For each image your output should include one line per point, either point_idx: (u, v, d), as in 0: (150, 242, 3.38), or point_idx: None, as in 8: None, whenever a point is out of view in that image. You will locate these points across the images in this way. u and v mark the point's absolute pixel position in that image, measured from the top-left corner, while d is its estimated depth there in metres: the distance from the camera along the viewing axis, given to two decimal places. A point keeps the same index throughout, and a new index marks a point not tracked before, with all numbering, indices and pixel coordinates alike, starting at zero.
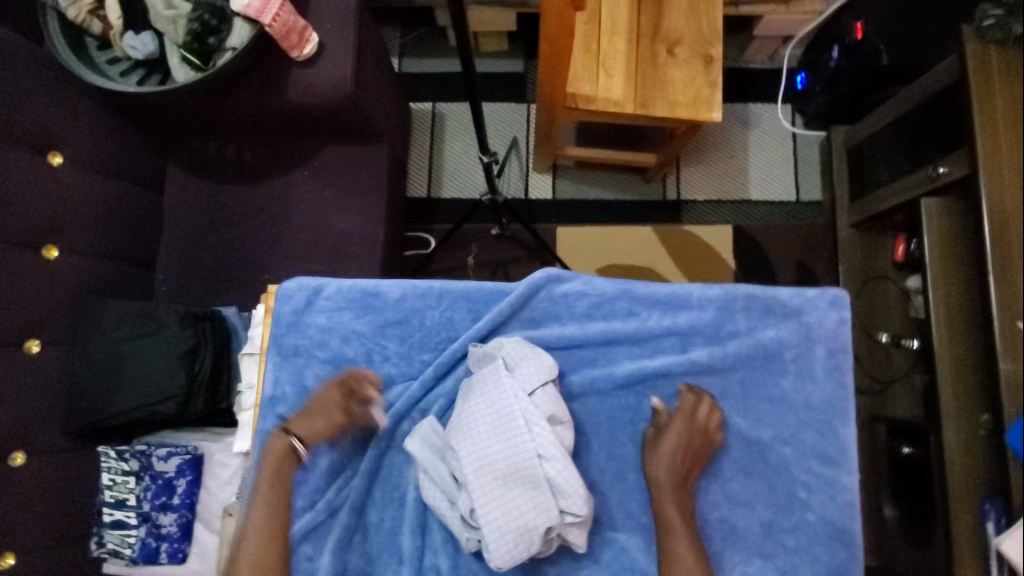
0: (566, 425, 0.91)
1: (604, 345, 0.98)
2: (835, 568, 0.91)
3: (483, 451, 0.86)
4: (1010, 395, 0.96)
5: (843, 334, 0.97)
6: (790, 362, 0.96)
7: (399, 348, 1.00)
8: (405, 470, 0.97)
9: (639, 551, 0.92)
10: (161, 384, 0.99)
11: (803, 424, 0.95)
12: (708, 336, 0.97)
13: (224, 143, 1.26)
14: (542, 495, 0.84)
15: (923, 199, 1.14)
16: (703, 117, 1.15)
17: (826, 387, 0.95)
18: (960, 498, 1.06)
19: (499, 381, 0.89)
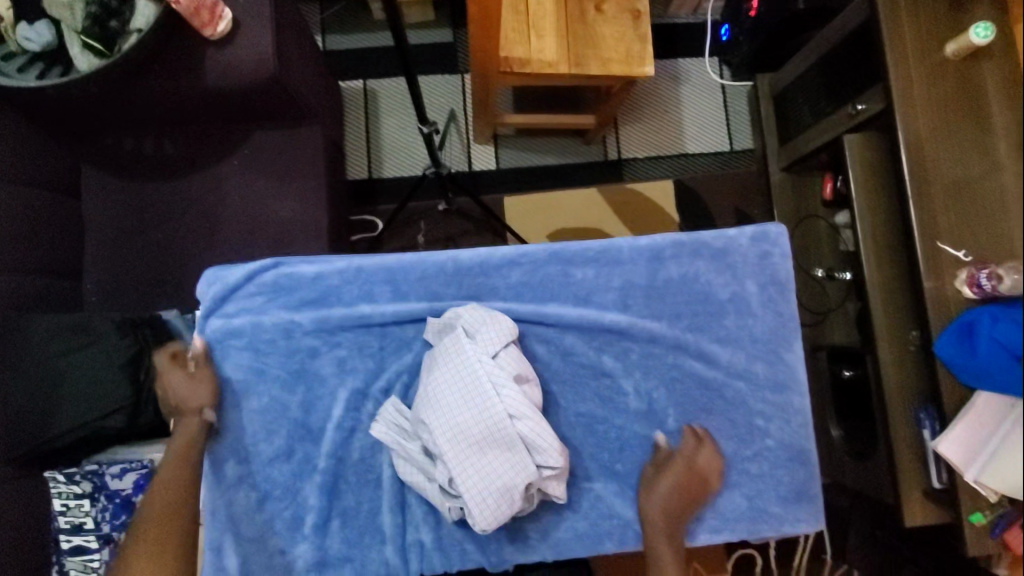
0: (532, 382, 0.92)
1: (548, 307, 0.98)
2: (794, 486, 0.98)
3: (454, 420, 0.86)
4: (933, 310, 1.05)
5: (771, 266, 1.01)
6: (729, 302, 1.00)
7: (319, 329, 0.97)
8: (376, 454, 0.96)
9: (615, 496, 0.96)
10: (107, 396, 0.94)
11: (754, 357, 1.00)
12: (646, 289, 0.99)
13: (141, 137, 1.17)
14: (518, 454, 0.86)
15: (846, 136, 1.20)
16: (637, 73, 1.16)
17: (768, 320, 1.00)
18: (896, 409, 1.16)
19: (461, 350, 0.89)
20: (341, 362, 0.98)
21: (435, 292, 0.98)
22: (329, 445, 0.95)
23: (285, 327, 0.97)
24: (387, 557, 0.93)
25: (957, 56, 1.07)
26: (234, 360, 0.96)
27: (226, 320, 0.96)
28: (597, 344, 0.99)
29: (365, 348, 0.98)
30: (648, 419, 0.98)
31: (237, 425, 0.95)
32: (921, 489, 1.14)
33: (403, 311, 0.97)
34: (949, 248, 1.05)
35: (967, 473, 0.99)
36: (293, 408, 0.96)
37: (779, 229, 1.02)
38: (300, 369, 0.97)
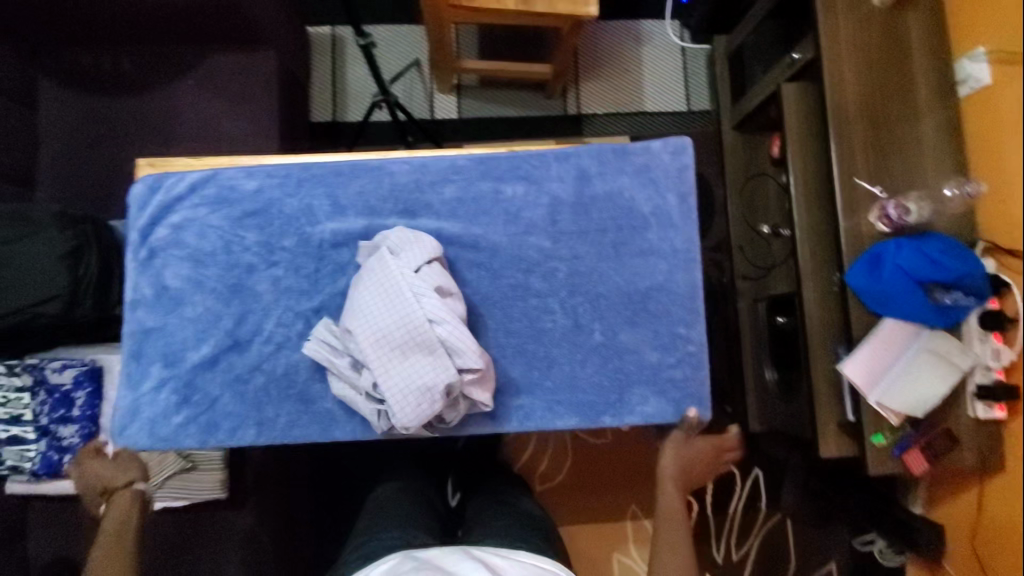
0: (455, 297, 0.94)
1: (478, 226, 1.03)
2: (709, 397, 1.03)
3: (377, 325, 0.88)
4: (849, 242, 1.09)
5: (687, 178, 1.07)
6: (651, 216, 1.05)
7: (258, 239, 1.03)
8: (298, 350, 1.01)
9: (545, 409, 1.00)
10: (43, 284, 0.97)
11: (673, 269, 1.04)
12: (573, 205, 1.05)
13: (100, 54, 1.20)
14: (438, 356, 0.87)
15: (784, 84, 1.25)
16: (582, 12, 1.21)
17: (686, 231, 1.05)
18: (818, 344, 1.20)
19: (384, 264, 0.92)
20: (278, 280, 1.02)
21: (374, 209, 1.03)
22: (256, 354, 1.00)
23: (227, 240, 1.03)
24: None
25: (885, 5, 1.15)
26: (174, 267, 1.03)
27: (172, 227, 1.03)
28: (523, 258, 1.03)
29: (301, 269, 1.03)
30: (575, 333, 1.02)
31: (168, 329, 1.01)
32: (838, 423, 1.18)
33: (340, 227, 1.02)
34: (865, 183, 1.10)
35: (871, 396, 1.05)
36: (226, 318, 1.01)
37: (685, 141, 1.06)
38: (236, 282, 1.02)
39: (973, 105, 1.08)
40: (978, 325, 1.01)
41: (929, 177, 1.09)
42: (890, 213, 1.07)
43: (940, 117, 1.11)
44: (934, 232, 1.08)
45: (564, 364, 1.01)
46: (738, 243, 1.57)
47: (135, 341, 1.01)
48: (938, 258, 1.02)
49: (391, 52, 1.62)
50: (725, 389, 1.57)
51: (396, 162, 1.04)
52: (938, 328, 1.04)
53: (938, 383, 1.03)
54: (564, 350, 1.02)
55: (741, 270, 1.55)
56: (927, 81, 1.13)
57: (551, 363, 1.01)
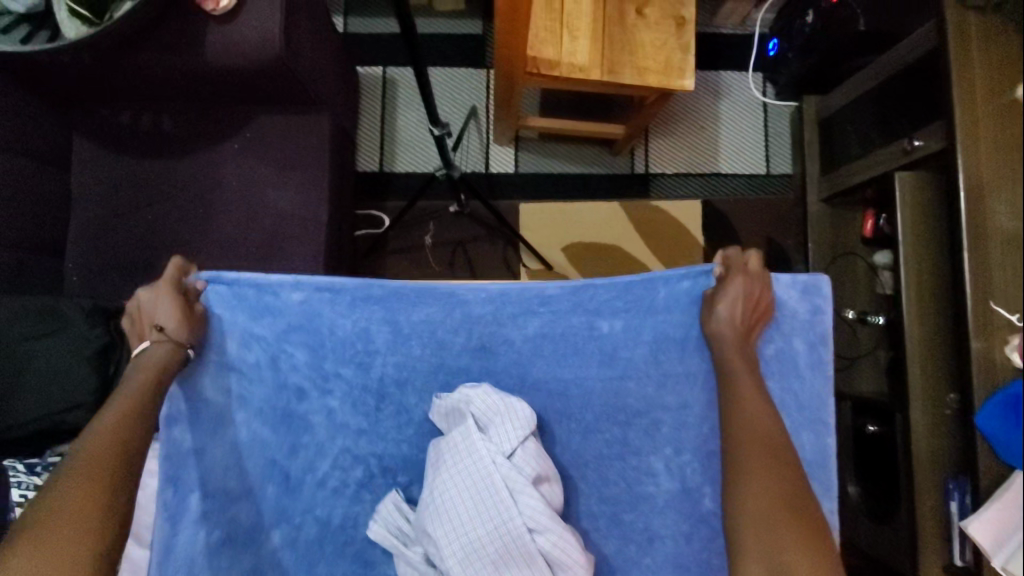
0: (551, 482, 0.87)
1: (567, 369, 0.94)
2: None
3: (468, 532, 0.82)
4: (980, 375, 0.95)
5: (820, 323, 0.93)
6: (772, 358, 0.92)
7: (308, 359, 0.93)
8: (354, 501, 0.94)
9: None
10: (67, 390, 0.87)
11: (799, 426, 0.91)
12: (680, 342, 0.92)
13: (138, 112, 1.10)
14: (536, 570, 0.81)
15: (899, 172, 1.09)
16: (675, 85, 1.06)
17: (813, 382, 0.92)
18: (926, 477, 1.06)
19: (474, 451, 0.84)
20: (332, 414, 0.94)
21: (444, 342, 0.94)
22: (303, 493, 0.92)
23: (274, 355, 0.92)
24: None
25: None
26: (225, 383, 0.90)
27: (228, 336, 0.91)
28: (617, 406, 0.93)
29: (360, 403, 0.94)
30: (682, 500, 0.90)
31: (204, 458, 0.88)
32: (943, 566, 1.05)
33: (405, 361, 0.94)
34: (1004, 308, 0.95)
35: (997, 559, 0.90)
36: (274, 448, 0.92)
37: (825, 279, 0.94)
38: (286, 410, 0.92)
39: None
40: None
41: None
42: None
43: None
44: None
45: (667, 540, 0.90)
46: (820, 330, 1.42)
47: (170, 464, 0.87)
48: None
49: (446, 98, 1.48)
50: None
51: (470, 290, 0.93)
52: None
53: None
54: (668, 520, 0.91)
55: None
56: None
57: (652, 540, 0.91)
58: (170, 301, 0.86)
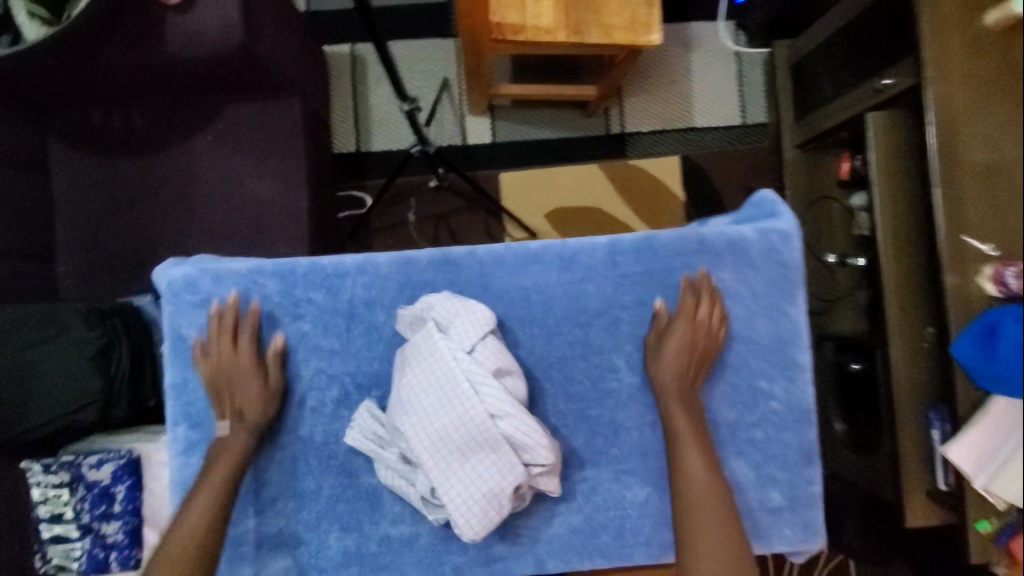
0: (515, 374, 0.74)
1: (525, 276, 0.79)
2: (806, 452, 0.81)
3: (432, 425, 0.70)
4: (956, 306, 0.97)
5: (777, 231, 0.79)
6: (725, 252, 0.79)
7: (280, 288, 0.78)
8: (333, 419, 0.78)
9: (612, 480, 0.79)
10: (75, 391, 0.89)
11: (754, 314, 0.80)
12: (635, 242, 0.79)
13: (110, 110, 1.08)
14: (505, 456, 0.69)
15: (869, 113, 1.11)
16: (643, 41, 1.06)
17: (769, 272, 0.79)
18: (907, 408, 1.10)
19: (434, 348, 0.71)
20: (305, 337, 0.78)
21: (411, 258, 0.79)
22: (285, 421, 0.78)
23: (247, 287, 0.78)
24: (347, 545, 0.77)
25: (997, 27, 0.95)
26: (189, 318, 0.78)
27: (173, 279, 0.78)
28: (580, 308, 0.80)
29: (331, 326, 0.78)
30: (643, 393, 0.80)
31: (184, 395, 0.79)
32: (926, 491, 1.09)
33: (376, 280, 0.78)
34: (975, 240, 0.96)
35: (977, 479, 0.94)
36: (251, 378, 0.79)
37: (774, 193, 0.83)
38: (260, 340, 0.78)
39: None
40: None
41: None
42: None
43: None
44: None
45: (631, 429, 0.80)
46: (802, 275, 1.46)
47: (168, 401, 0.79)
48: None
49: (417, 71, 1.46)
50: None
51: None
52: None
53: None
54: (632, 413, 0.80)
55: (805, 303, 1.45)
56: None
57: (617, 430, 0.80)
58: (244, 375, 0.75)
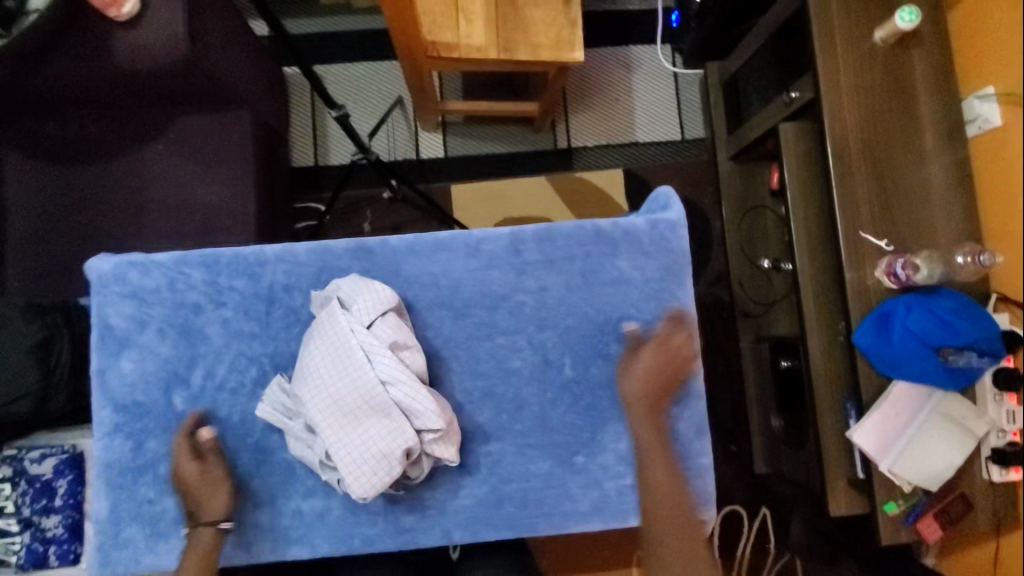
0: (414, 349, 0.80)
1: (436, 263, 0.85)
2: (699, 425, 0.85)
3: (330, 392, 0.75)
4: (856, 298, 1.04)
5: (664, 218, 0.87)
6: (620, 240, 0.86)
7: (205, 276, 0.84)
8: (251, 398, 0.83)
9: (518, 454, 0.84)
10: (12, 383, 0.93)
11: (647, 297, 0.86)
12: (537, 232, 0.86)
13: (64, 122, 1.14)
14: (394, 420, 0.74)
15: (782, 125, 1.19)
16: (567, 58, 1.15)
17: (659, 258, 0.87)
18: (826, 400, 1.14)
19: (335, 322, 0.77)
20: (227, 322, 0.84)
21: (326, 247, 0.85)
22: (206, 402, 0.83)
23: (172, 276, 0.84)
24: (260, 520, 0.81)
25: (886, 42, 1.07)
26: (115, 305, 0.83)
27: (102, 271, 0.82)
28: (487, 293, 0.85)
29: (252, 310, 0.84)
30: (544, 370, 0.85)
31: (108, 374, 0.82)
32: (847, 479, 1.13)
33: (295, 268, 0.84)
34: (871, 236, 1.05)
35: (883, 463, 0.98)
36: (173, 361, 0.83)
37: (668, 189, 0.90)
38: (184, 325, 0.83)
39: (982, 149, 1.05)
40: (992, 385, 0.98)
41: (937, 228, 1.05)
42: (980, 258, 0.95)
43: (945, 161, 1.07)
44: (945, 287, 1.02)
45: (535, 404, 0.84)
46: (739, 279, 1.51)
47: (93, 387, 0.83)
48: (950, 319, 0.98)
49: (371, 90, 1.54)
50: (728, 428, 1.52)
51: None
52: (950, 390, 0.99)
53: (954, 451, 0.97)
54: (535, 391, 0.85)
55: (742, 307, 1.50)
56: (934, 125, 1.08)
57: (521, 405, 0.84)
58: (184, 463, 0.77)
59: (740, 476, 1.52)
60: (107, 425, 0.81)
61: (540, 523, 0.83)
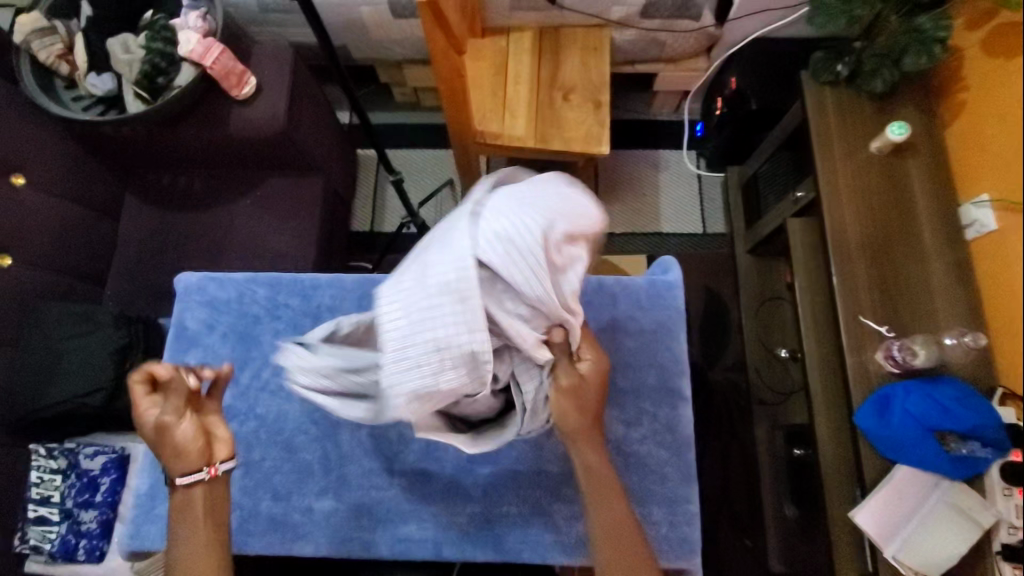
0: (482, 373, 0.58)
1: None
2: (686, 472, 0.92)
3: (426, 272, 0.58)
4: (857, 380, 1.08)
5: (659, 279, 1.01)
6: (620, 293, 1.00)
7: (267, 294, 1.03)
8: (286, 400, 0.97)
9: (512, 480, 0.91)
10: (90, 378, 1.08)
11: (641, 348, 0.97)
12: None
13: (177, 176, 1.39)
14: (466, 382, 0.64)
15: (791, 221, 1.31)
16: (594, 151, 1.33)
17: (655, 312, 0.99)
18: (835, 487, 1.13)
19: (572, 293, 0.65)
20: (279, 334, 1.01)
21: (368, 280, 1.04)
22: (248, 399, 0.97)
23: (242, 292, 1.03)
24: (274, 511, 0.92)
25: (881, 152, 1.20)
26: (192, 311, 1.02)
27: (189, 282, 1.03)
28: None
29: (300, 325, 1.02)
30: None
31: (177, 367, 1.00)
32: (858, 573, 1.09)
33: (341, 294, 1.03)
34: (871, 321, 1.11)
35: (887, 550, 0.99)
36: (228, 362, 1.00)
37: (667, 257, 1.05)
38: (244, 332, 1.02)
39: (982, 249, 1.10)
40: (1000, 478, 0.97)
41: (939, 319, 1.10)
42: (965, 338, 1.04)
43: (946, 259, 1.13)
44: (947, 375, 1.06)
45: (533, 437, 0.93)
46: (755, 365, 1.55)
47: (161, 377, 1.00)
48: (951, 406, 0.99)
49: (427, 172, 1.78)
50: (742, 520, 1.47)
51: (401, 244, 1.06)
52: (956, 481, 0.99)
53: (958, 542, 0.96)
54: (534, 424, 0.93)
55: (759, 394, 1.53)
56: (932, 225, 1.16)
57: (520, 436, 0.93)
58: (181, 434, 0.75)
59: None
60: None
61: (524, 551, 0.90)
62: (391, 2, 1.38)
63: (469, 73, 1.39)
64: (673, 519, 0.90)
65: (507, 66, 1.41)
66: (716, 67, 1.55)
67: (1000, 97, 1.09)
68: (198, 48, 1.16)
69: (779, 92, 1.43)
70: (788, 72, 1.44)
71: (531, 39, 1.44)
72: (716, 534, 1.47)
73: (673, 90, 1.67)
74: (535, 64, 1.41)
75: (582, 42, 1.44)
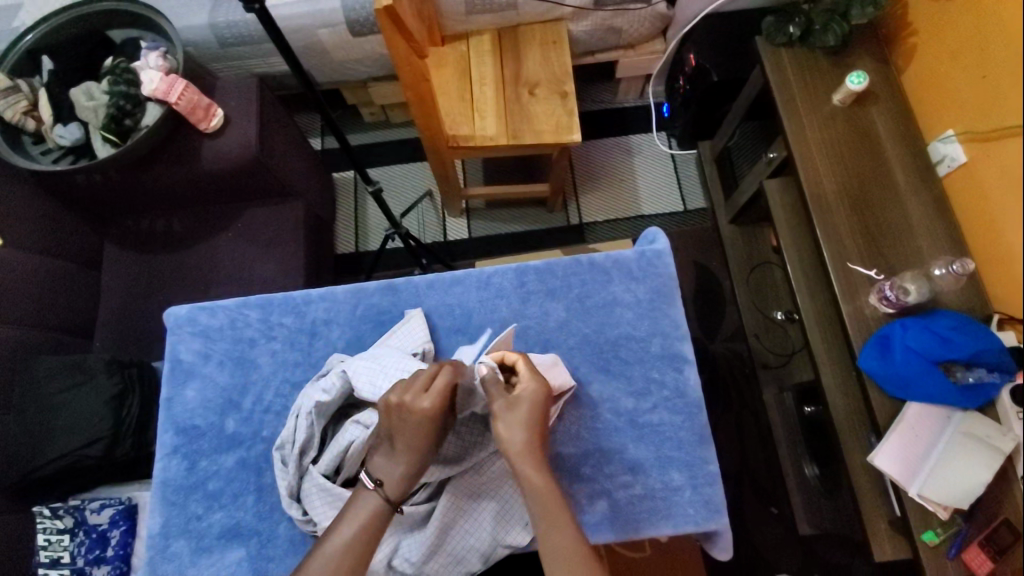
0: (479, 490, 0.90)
1: (453, 296, 1.04)
2: (700, 433, 0.96)
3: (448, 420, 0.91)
4: (856, 325, 1.10)
5: (649, 251, 1.05)
6: (613, 269, 1.04)
7: (260, 316, 1.03)
8: None
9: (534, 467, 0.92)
10: (90, 428, 1.06)
11: (640, 317, 1.02)
12: (538, 268, 1.04)
13: (154, 219, 1.38)
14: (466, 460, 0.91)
15: (768, 183, 1.34)
16: (567, 140, 1.34)
17: (649, 283, 1.03)
18: (851, 435, 1.12)
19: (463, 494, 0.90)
20: (276, 353, 1.02)
21: (360, 288, 1.04)
22: (253, 424, 0.98)
23: (233, 316, 1.03)
24: (294, 532, 0.92)
25: (844, 103, 1.22)
26: (185, 342, 1.02)
27: (177, 315, 1.03)
28: (497, 319, 1.03)
29: (296, 342, 1.02)
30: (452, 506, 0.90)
31: (177, 401, 0.99)
32: (888, 519, 1.07)
33: (333, 307, 1.03)
34: (860, 267, 1.12)
35: (910, 487, 0.98)
36: (229, 389, 1.00)
37: (655, 227, 1.09)
38: (241, 356, 1.01)
39: (955, 183, 1.13)
40: (1011, 402, 0.96)
41: (925, 255, 1.12)
42: (953, 267, 1.04)
43: (923, 197, 1.15)
44: (941, 308, 1.07)
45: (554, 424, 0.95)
46: (755, 332, 1.55)
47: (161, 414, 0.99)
48: (949, 335, 1.01)
49: (406, 187, 1.79)
50: (766, 489, 1.46)
51: None
52: (969, 408, 0.99)
53: (980, 468, 0.95)
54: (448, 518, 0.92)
55: (762, 359, 1.53)
56: (905, 167, 1.18)
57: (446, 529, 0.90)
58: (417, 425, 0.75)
59: (786, 541, 1.41)
60: (168, 447, 0.97)
61: None
62: (349, 22, 1.39)
63: (434, 81, 1.41)
64: (696, 482, 0.92)
65: (470, 70, 1.43)
66: (674, 46, 1.55)
67: (949, 37, 1.13)
68: (162, 86, 1.16)
69: (737, 61, 1.45)
70: (745, 39, 1.46)
71: (489, 41, 1.47)
72: (740, 506, 1.45)
73: (635, 75, 1.69)
74: (497, 64, 1.44)
75: (540, 37, 1.47)
